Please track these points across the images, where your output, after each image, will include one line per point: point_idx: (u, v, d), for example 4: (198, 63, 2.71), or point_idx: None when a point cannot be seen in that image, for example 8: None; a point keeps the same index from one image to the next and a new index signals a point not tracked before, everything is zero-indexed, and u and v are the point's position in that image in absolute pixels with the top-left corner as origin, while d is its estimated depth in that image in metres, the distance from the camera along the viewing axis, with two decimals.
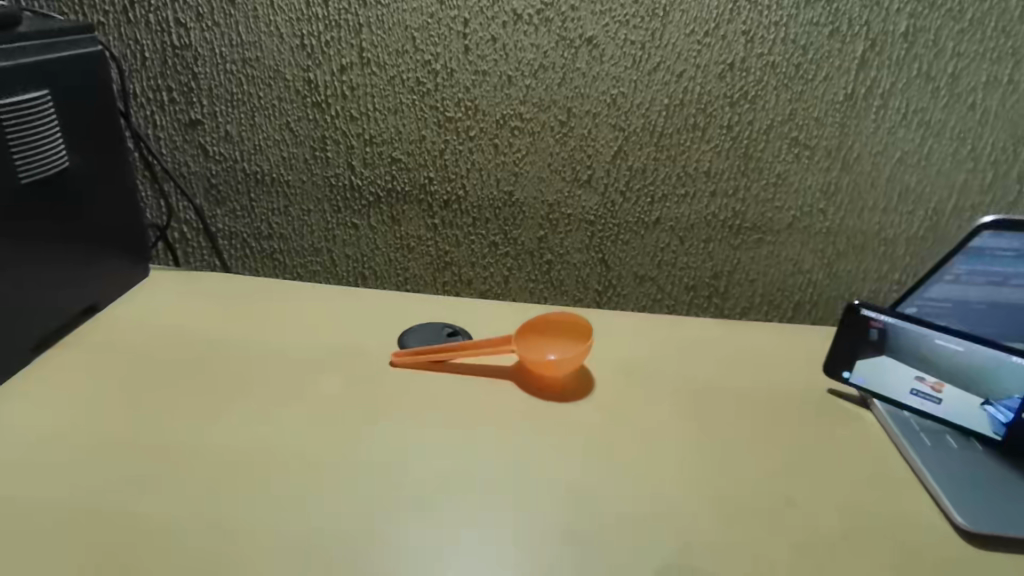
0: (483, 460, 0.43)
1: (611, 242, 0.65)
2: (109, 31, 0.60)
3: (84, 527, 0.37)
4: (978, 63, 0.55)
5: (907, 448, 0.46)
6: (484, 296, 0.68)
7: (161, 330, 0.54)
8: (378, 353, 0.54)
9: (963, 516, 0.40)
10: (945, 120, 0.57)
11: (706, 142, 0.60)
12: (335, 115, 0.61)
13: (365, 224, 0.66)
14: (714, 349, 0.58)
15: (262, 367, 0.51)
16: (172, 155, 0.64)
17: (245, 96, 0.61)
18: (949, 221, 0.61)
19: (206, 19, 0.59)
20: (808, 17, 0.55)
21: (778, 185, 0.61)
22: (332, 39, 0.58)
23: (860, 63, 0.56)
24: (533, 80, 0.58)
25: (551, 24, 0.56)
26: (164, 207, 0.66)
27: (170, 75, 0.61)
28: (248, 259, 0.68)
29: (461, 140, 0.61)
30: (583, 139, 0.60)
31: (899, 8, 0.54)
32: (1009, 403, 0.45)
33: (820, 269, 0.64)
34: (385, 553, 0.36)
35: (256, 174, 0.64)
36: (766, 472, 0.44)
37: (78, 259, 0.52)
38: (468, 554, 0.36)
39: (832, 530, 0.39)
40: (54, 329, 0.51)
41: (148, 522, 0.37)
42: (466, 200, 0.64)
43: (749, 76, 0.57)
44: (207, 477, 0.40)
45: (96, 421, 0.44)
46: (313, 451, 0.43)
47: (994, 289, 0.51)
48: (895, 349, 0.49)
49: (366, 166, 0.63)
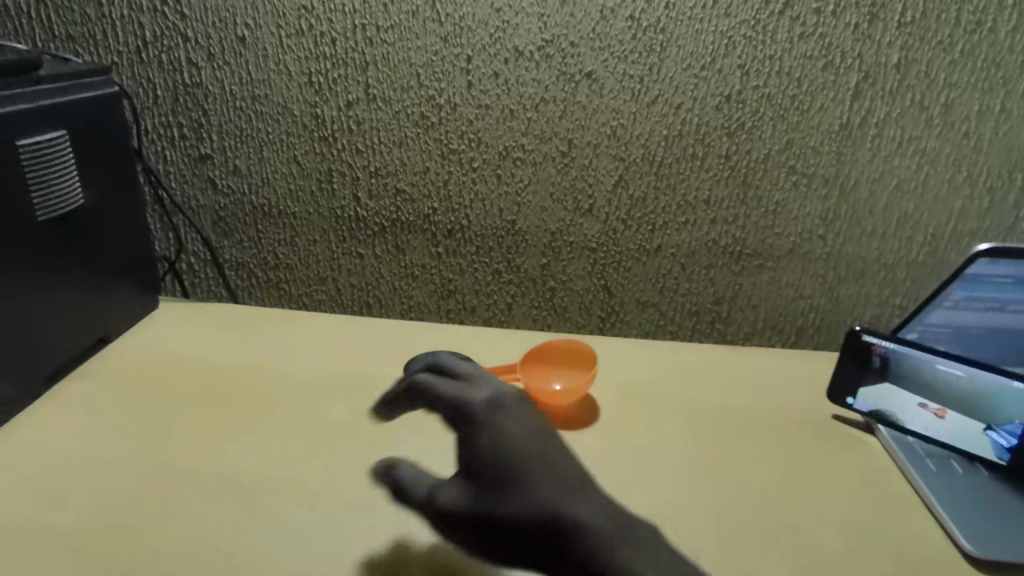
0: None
1: (613, 269, 0.65)
2: (123, 71, 0.61)
3: (87, 549, 0.37)
4: (970, 92, 0.57)
5: (914, 474, 0.45)
6: (488, 323, 0.69)
7: (170, 357, 0.55)
8: (383, 381, 0.54)
9: (972, 543, 0.40)
10: (940, 148, 0.58)
11: (705, 171, 0.61)
12: (341, 148, 0.62)
13: (370, 253, 0.67)
14: (718, 374, 0.58)
15: (269, 394, 0.51)
16: (181, 188, 0.65)
17: (253, 131, 0.62)
18: (948, 246, 0.62)
19: (217, 58, 0.60)
20: (802, 50, 0.56)
21: (777, 213, 0.62)
22: (338, 76, 0.60)
23: (855, 94, 0.57)
24: (534, 113, 0.60)
25: (552, 60, 0.58)
26: (173, 238, 0.67)
27: (181, 112, 0.62)
28: (255, 289, 0.69)
29: (464, 171, 0.62)
30: (585, 169, 0.61)
31: (891, 41, 0.56)
32: (1012, 428, 0.45)
33: (822, 294, 0.65)
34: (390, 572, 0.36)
35: (264, 206, 0.65)
36: (771, 496, 0.44)
37: (93, 290, 0.53)
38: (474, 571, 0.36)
39: (837, 551, 0.39)
40: (68, 359, 0.51)
41: (150, 544, 0.37)
42: (469, 229, 0.65)
43: (746, 107, 0.58)
44: (212, 504, 0.40)
45: (102, 446, 0.45)
46: (319, 477, 0.43)
47: (992, 315, 0.51)
48: (897, 376, 0.49)
49: (371, 197, 0.64)
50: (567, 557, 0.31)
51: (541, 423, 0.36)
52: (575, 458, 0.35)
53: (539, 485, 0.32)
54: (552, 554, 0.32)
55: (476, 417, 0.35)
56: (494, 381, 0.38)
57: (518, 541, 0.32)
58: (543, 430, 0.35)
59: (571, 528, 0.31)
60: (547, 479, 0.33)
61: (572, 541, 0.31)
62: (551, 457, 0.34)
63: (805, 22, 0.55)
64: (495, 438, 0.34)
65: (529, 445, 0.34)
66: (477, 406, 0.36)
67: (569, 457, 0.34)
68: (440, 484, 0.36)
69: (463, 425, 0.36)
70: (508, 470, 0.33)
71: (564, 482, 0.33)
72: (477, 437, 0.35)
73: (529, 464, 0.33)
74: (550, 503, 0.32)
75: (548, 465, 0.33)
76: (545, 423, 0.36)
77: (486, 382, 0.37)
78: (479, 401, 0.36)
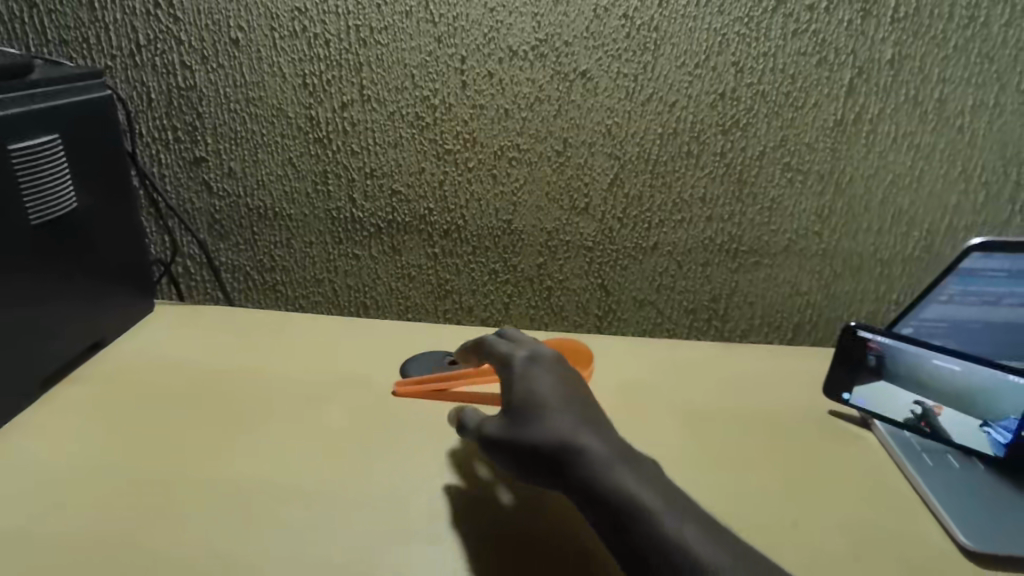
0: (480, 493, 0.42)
1: (610, 268, 0.65)
2: (117, 74, 0.61)
3: (85, 553, 0.37)
4: (964, 87, 0.57)
5: (914, 473, 0.45)
6: (485, 323, 0.69)
7: (166, 361, 0.55)
8: (380, 382, 0.54)
9: (969, 538, 0.40)
10: (935, 143, 0.59)
11: (700, 168, 0.61)
12: (336, 149, 0.62)
13: (367, 255, 0.66)
14: (716, 372, 0.58)
15: (266, 397, 0.51)
16: (176, 192, 0.65)
17: (248, 133, 0.62)
18: (944, 241, 0.62)
19: (211, 61, 0.60)
20: (796, 47, 0.56)
21: (773, 209, 0.62)
22: (333, 77, 0.60)
23: (849, 91, 0.57)
24: (529, 112, 0.60)
25: (546, 59, 0.58)
26: (168, 241, 0.67)
27: (175, 115, 0.62)
28: (251, 291, 0.69)
29: (460, 171, 0.62)
30: (580, 168, 0.61)
31: (885, 37, 0.56)
32: (1007, 424, 0.45)
33: (818, 290, 0.65)
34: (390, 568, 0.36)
35: (260, 209, 0.65)
36: (770, 492, 0.44)
37: (86, 295, 0.53)
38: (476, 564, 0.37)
39: (836, 547, 0.39)
40: (61, 364, 0.51)
41: (150, 546, 0.37)
42: (465, 229, 0.65)
43: (741, 104, 0.58)
44: (207, 508, 0.40)
45: (100, 450, 0.45)
46: (318, 477, 0.43)
47: (989, 309, 0.51)
48: (893, 375, 0.49)
49: (367, 199, 0.64)
50: (571, 476, 0.35)
51: (573, 384, 0.41)
52: (597, 411, 0.40)
53: (558, 419, 0.37)
54: (557, 473, 0.35)
55: (519, 370, 0.42)
56: (539, 351, 0.45)
57: (532, 462, 0.37)
58: (574, 386, 0.41)
59: (578, 450, 0.35)
60: (567, 415, 0.38)
61: (576, 461, 0.35)
62: (575, 403, 0.39)
63: (798, 19, 0.56)
64: (530, 383, 0.40)
65: (558, 392, 0.40)
66: (520, 362, 0.43)
67: (591, 407, 0.39)
68: (480, 418, 0.41)
69: (507, 376, 0.43)
70: (536, 404, 0.39)
71: (581, 420, 0.38)
72: (515, 382, 0.42)
73: (556, 404, 0.39)
74: (565, 431, 0.37)
75: (570, 406, 0.39)
76: (578, 384, 0.41)
77: (533, 351, 0.44)
78: (522, 361, 0.43)
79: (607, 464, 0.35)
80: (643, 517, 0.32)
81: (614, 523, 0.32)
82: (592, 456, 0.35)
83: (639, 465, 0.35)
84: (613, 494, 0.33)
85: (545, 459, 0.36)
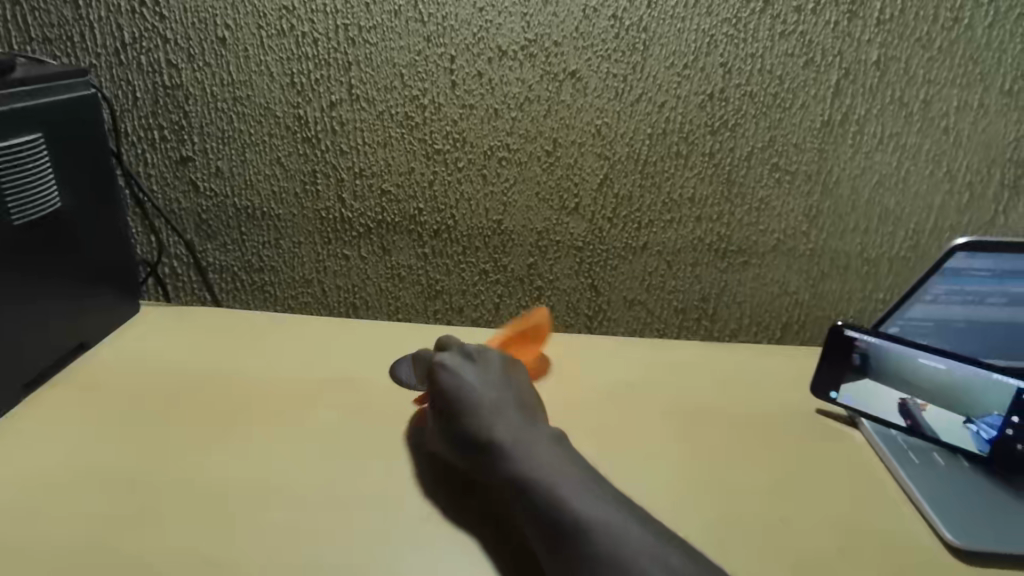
0: (454, 484, 0.43)
1: (600, 267, 0.65)
2: (102, 73, 0.61)
3: (67, 558, 0.36)
4: (949, 88, 0.57)
5: (897, 467, 0.46)
6: (475, 323, 0.69)
7: (152, 365, 0.54)
8: (370, 383, 0.54)
9: (950, 530, 0.40)
10: (920, 144, 0.59)
11: (689, 169, 0.61)
12: (325, 149, 0.62)
13: (356, 255, 0.66)
14: (705, 372, 0.59)
15: (255, 399, 0.51)
16: (162, 193, 0.65)
17: (235, 133, 0.62)
18: (929, 242, 0.63)
19: (198, 59, 0.59)
20: (783, 48, 0.57)
21: (761, 210, 0.62)
22: (321, 77, 0.60)
23: (836, 91, 0.58)
24: (519, 112, 0.60)
25: (536, 59, 0.58)
26: (154, 243, 0.66)
27: (161, 115, 0.62)
28: (239, 292, 0.69)
29: (450, 171, 0.62)
30: (570, 168, 0.61)
31: (870, 38, 0.56)
32: (991, 420, 0.46)
33: (806, 290, 0.65)
34: (375, 568, 0.36)
35: (247, 209, 0.65)
36: (758, 492, 0.44)
37: (69, 296, 0.52)
38: (457, 566, 0.37)
39: (824, 547, 0.40)
40: (45, 367, 0.50)
41: (133, 552, 0.37)
42: (455, 229, 0.65)
43: (728, 105, 0.59)
44: (195, 510, 0.40)
45: (86, 453, 0.44)
46: (306, 480, 0.43)
47: (972, 308, 0.52)
48: (879, 372, 0.50)
49: (356, 198, 0.64)
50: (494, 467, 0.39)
51: (501, 376, 0.45)
52: (520, 399, 0.44)
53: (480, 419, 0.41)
54: (477, 458, 0.41)
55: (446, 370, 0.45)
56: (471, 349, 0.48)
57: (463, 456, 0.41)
58: (500, 380, 0.45)
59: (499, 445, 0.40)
60: (485, 408, 0.42)
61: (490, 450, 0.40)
62: (497, 396, 0.43)
63: (786, 20, 0.56)
64: (454, 379, 0.44)
65: (481, 386, 0.44)
66: (449, 358, 0.46)
67: (513, 396, 0.44)
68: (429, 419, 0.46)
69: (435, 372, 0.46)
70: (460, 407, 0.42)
71: (498, 411, 0.42)
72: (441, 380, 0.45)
73: (476, 403, 0.42)
74: (482, 424, 0.41)
75: (488, 398, 0.43)
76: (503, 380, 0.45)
77: (465, 346, 0.48)
78: (450, 355, 0.47)
79: (514, 448, 0.39)
80: (538, 489, 0.36)
81: (516, 497, 0.37)
82: (501, 444, 0.40)
83: (546, 446, 0.39)
84: (515, 475, 0.38)
85: (472, 453, 0.41)
